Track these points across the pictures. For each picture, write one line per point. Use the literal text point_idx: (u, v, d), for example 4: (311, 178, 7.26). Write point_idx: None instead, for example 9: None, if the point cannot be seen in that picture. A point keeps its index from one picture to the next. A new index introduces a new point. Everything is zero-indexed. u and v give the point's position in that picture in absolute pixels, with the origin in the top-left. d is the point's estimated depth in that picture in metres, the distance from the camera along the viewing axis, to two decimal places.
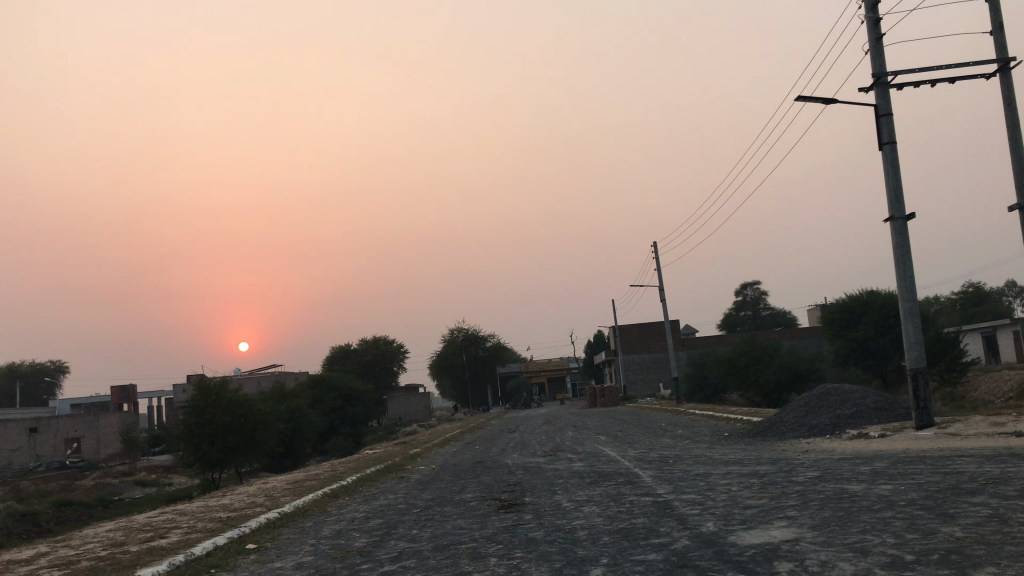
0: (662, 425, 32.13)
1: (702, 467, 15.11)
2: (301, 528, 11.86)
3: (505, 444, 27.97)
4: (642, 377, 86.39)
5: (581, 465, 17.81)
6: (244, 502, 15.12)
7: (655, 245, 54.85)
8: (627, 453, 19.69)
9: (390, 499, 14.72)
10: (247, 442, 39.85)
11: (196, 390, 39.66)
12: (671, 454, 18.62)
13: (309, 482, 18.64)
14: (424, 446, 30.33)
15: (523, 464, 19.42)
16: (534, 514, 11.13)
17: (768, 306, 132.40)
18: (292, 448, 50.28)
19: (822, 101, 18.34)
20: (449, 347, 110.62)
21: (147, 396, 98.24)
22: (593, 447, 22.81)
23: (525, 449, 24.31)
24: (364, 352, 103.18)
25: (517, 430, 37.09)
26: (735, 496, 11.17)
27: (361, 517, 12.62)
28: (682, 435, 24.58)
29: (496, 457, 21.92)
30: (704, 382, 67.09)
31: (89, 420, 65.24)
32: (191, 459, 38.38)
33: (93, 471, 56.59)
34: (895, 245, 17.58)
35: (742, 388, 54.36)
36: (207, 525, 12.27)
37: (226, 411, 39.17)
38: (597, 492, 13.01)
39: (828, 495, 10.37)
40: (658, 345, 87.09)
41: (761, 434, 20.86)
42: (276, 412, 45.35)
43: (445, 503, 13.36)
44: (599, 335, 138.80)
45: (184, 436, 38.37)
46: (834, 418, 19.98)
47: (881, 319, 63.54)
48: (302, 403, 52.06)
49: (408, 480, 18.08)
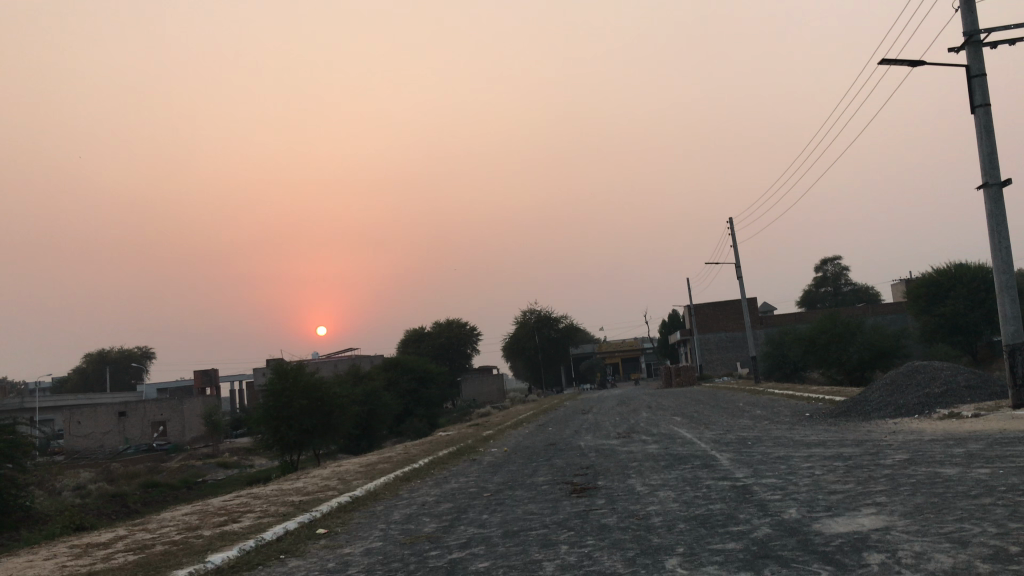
0: (741, 405, 31.34)
1: (783, 450, 14.51)
2: (371, 512, 11.79)
3: (577, 425, 27.66)
4: (718, 356, 84.87)
5: (656, 447, 17.37)
6: (318, 486, 15.20)
7: (731, 221, 53.50)
8: (704, 435, 19.15)
9: (461, 482, 14.59)
10: (324, 424, 40.51)
11: (274, 374, 40.50)
12: (749, 435, 18.06)
13: (381, 465, 18.69)
14: (497, 428, 30.32)
15: (596, 446, 19.08)
16: (606, 499, 10.80)
17: (849, 282, 128.43)
18: (368, 430, 51.01)
19: (908, 63, 17.34)
20: (523, 329, 110.69)
21: (229, 380, 101.32)
22: (668, 428, 22.32)
23: (598, 431, 23.97)
24: (437, 334, 104.04)
25: (591, 412, 36.71)
26: (818, 480, 10.62)
27: (432, 501, 12.50)
28: (760, 415, 23.87)
29: (569, 439, 21.63)
30: (783, 361, 65.43)
31: (174, 404, 67.73)
32: (271, 441, 39.25)
33: (180, 453, 58.53)
34: (989, 213, 16.55)
35: (822, 367, 52.71)
36: (280, 509, 12.34)
37: (303, 394, 39.87)
38: (673, 475, 12.59)
39: (920, 479, 9.75)
40: (735, 324, 85.35)
41: (846, 414, 20.03)
42: (351, 395, 45.99)
43: (516, 487, 13.13)
44: (674, 314, 136.98)
45: (263, 419, 39.21)
46: (924, 397, 19.04)
47: (971, 293, 60.85)
48: (377, 386, 52.71)
49: (480, 462, 17.97)
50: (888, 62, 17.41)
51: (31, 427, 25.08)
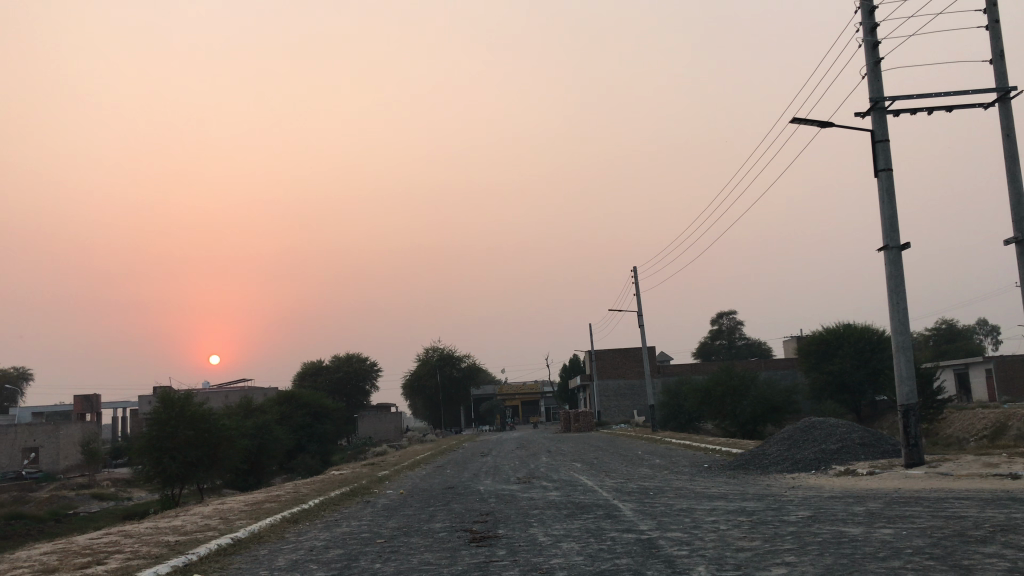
0: (640, 453, 31.33)
1: (686, 502, 14.30)
2: (253, 557, 10.89)
3: (476, 469, 26.99)
4: (616, 403, 85.64)
5: (557, 494, 16.96)
6: (197, 525, 14.12)
7: (636, 269, 54.14)
8: (605, 483, 18.86)
9: (354, 526, 13.78)
10: (210, 458, 38.58)
11: (159, 402, 38.43)
12: (651, 485, 17.87)
13: (268, 504, 17.59)
14: (392, 469, 29.36)
15: (495, 491, 18.55)
16: (508, 550, 10.25)
17: (743, 336, 132.47)
18: (257, 465, 48.93)
19: (817, 124, 17.81)
20: (424, 367, 109.33)
21: (111, 407, 96.19)
22: (569, 475, 21.99)
23: (497, 475, 23.37)
24: (336, 368, 101.60)
25: (490, 455, 36.11)
26: (725, 536, 10.37)
27: (320, 546, 11.70)
28: (660, 464, 23.84)
29: (468, 483, 20.98)
30: (679, 411, 66.44)
31: (48, 430, 62.93)
32: (151, 474, 37.06)
33: (49, 483, 54.79)
34: (888, 274, 17.03)
35: (717, 419, 53.62)
36: (152, 551, 11.29)
37: (189, 425, 37.93)
38: (576, 525, 12.16)
39: (826, 538, 9.60)
40: (634, 371, 86.51)
41: (744, 467, 20.13)
42: (241, 427, 44.05)
43: (412, 533, 12.45)
44: (575, 359, 138.05)
45: (145, 449, 36.99)
46: (819, 453, 19.32)
47: (857, 352, 63.40)
48: (269, 419, 50.76)
49: (374, 505, 17.14)
50: (798, 121, 17.83)
51: None
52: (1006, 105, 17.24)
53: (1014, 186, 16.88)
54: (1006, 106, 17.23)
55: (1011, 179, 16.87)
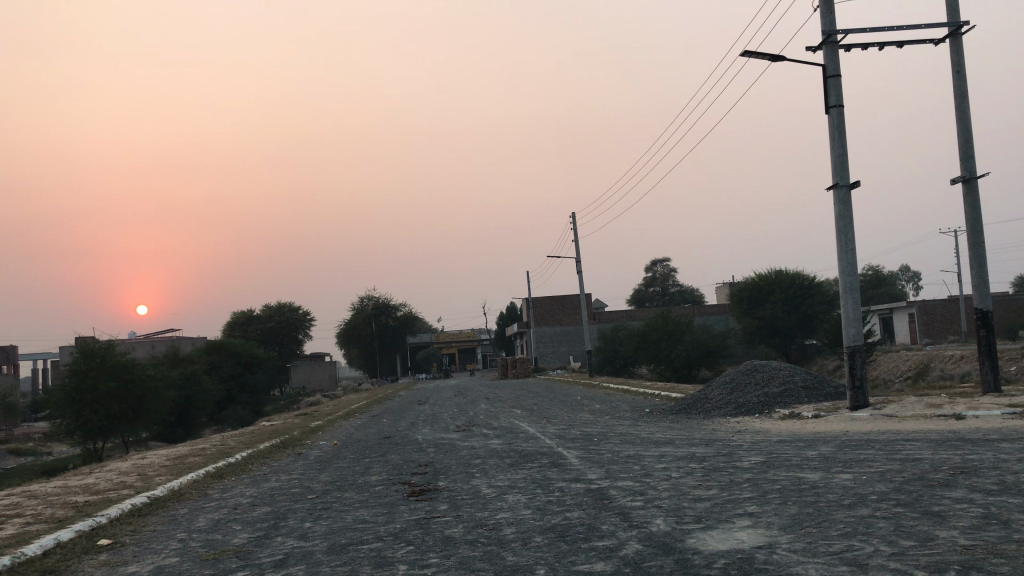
0: (578, 398, 30.97)
1: (633, 448, 13.79)
2: (171, 518, 9.93)
3: (413, 418, 26.28)
4: (552, 349, 85.86)
5: (499, 442, 16.33)
6: (111, 483, 12.98)
7: (574, 215, 53.50)
8: (547, 430, 18.34)
9: (283, 481, 12.90)
10: (135, 410, 37.08)
11: (78, 352, 36.61)
12: (595, 431, 17.35)
13: (193, 458, 16.54)
14: (326, 418, 28.46)
15: (434, 440, 17.83)
16: (450, 505, 9.53)
17: (676, 284, 133.98)
18: (185, 417, 47.38)
19: (768, 58, 17.15)
20: (359, 315, 107.69)
21: (31, 359, 92.51)
22: (510, 422, 21.41)
23: (435, 424, 22.64)
24: (268, 318, 99.33)
25: (427, 402, 35.57)
26: (678, 485, 9.82)
27: (246, 504, 10.80)
28: (601, 409, 23.45)
29: (405, 432, 20.23)
30: (614, 356, 66.78)
31: None
32: (71, 428, 35.40)
33: None
34: (837, 214, 16.67)
35: (653, 363, 53.81)
36: (56, 513, 10.21)
37: (111, 376, 36.27)
38: (520, 475, 11.53)
39: (786, 486, 9.13)
40: (570, 318, 86.66)
41: (687, 412, 19.82)
42: (168, 378, 42.45)
43: (346, 488, 11.61)
44: (511, 307, 137.86)
45: (63, 403, 35.26)
46: (762, 396, 19.12)
47: (788, 298, 64.37)
48: (198, 370, 49.14)
49: (306, 458, 16.26)
50: (749, 55, 17.14)
51: None
52: (957, 41, 16.84)
53: (964, 125, 16.62)
54: (957, 43, 16.83)
55: (962, 118, 16.59)
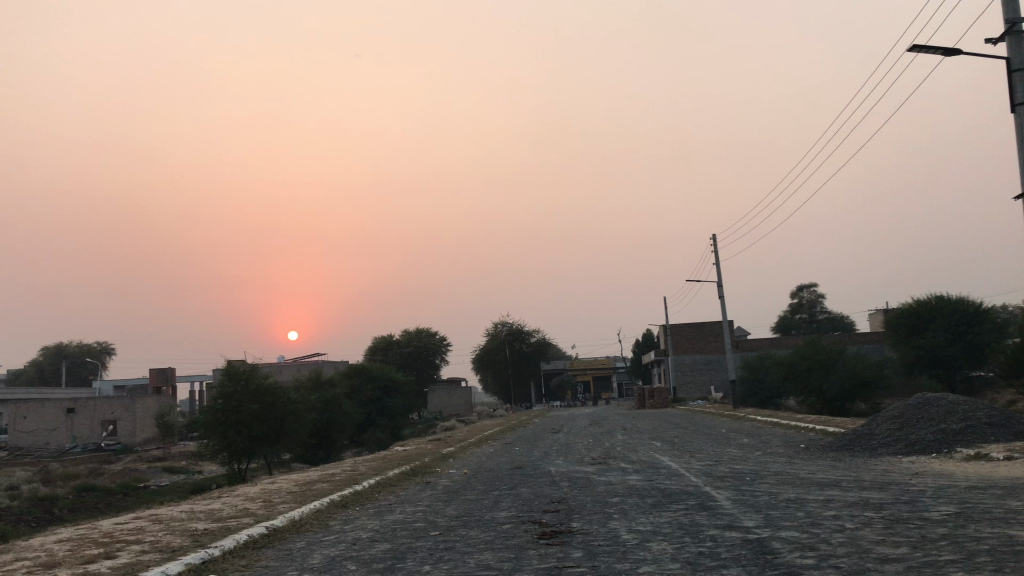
0: (724, 431, 29.08)
1: (793, 490, 12.19)
2: (285, 553, 9.22)
3: (546, 447, 25.25)
4: (692, 379, 82.93)
5: (639, 478, 15.04)
6: (234, 509, 12.53)
7: (716, 237, 50.93)
8: (692, 465, 16.86)
9: (408, 514, 12.10)
10: (276, 431, 37.87)
11: (224, 375, 37.67)
12: (746, 468, 15.78)
13: (320, 485, 16.04)
14: (459, 445, 27.86)
15: (568, 473, 16.69)
16: (585, 552, 8.37)
17: (825, 310, 127.43)
18: (325, 439, 48.23)
19: (940, 51, 15.25)
20: (493, 342, 107.92)
21: (188, 381, 97.53)
22: (649, 455, 20.02)
23: (570, 454, 21.49)
24: (406, 343, 101.21)
25: (562, 431, 34.49)
26: (857, 538, 8.28)
27: (366, 539, 10.02)
28: (750, 444, 21.66)
29: (537, 463, 19.22)
30: (760, 386, 63.45)
31: (125, 403, 63.90)
32: (218, 449, 36.42)
33: (127, 455, 55.58)
34: None
35: (802, 395, 50.51)
36: (174, 542, 9.68)
37: (254, 399, 37.12)
38: (665, 518, 10.24)
39: (998, 546, 7.45)
40: (711, 346, 83.56)
41: (849, 449, 17.84)
42: (309, 401, 43.28)
43: (472, 525, 10.65)
44: (648, 334, 134.94)
45: (210, 424, 36.35)
46: (939, 433, 16.91)
47: (951, 326, 59.30)
48: (338, 393, 49.93)
49: (434, 487, 15.49)
50: (918, 50, 15.29)
51: None
52: None
53: None
54: None
55: None
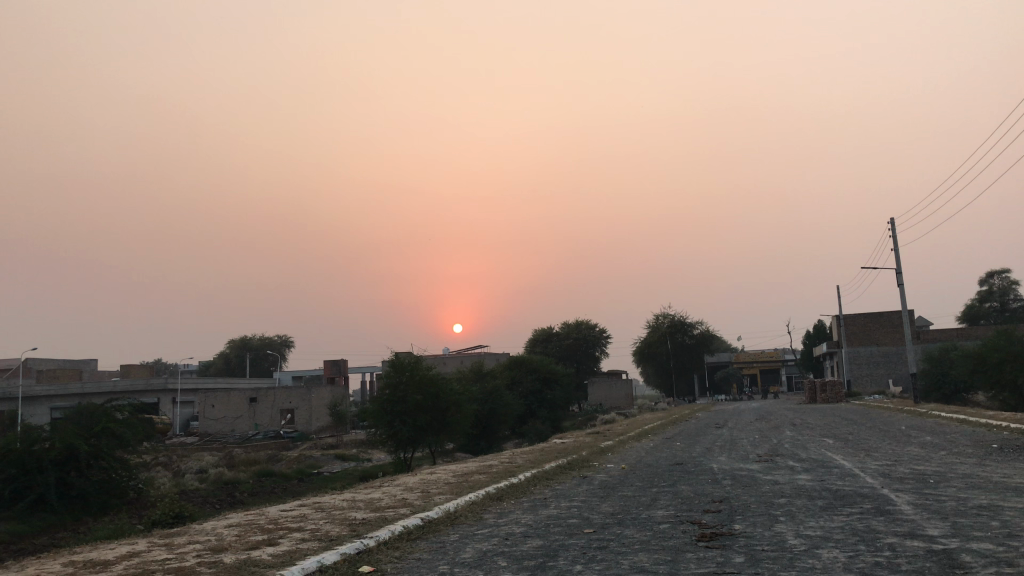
0: (905, 428, 27.08)
1: (985, 495, 11.02)
2: (439, 545, 9.23)
3: (709, 442, 24.41)
4: (868, 372, 78.30)
5: (809, 478, 14.13)
6: (393, 500, 12.78)
7: (894, 221, 48.03)
8: (868, 465, 15.69)
9: (562, 509, 11.89)
10: (440, 421, 38.83)
11: (391, 366, 39.00)
12: (930, 469, 14.49)
13: (477, 476, 16.12)
14: (618, 439, 27.42)
15: (731, 471, 15.96)
16: (746, 557, 7.83)
17: (1019, 298, 116.82)
18: (487, 430, 49.05)
19: None
20: (654, 333, 106.34)
21: (360, 371, 102.12)
22: (821, 453, 18.85)
23: (733, 451, 20.64)
24: (566, 335, 101.47)
25: (726, 426, 33.38)
26: None
27: (519, 534, 9.89)
28: (934, 443, 19.98)
29: (699, 459, 18.54)
30: (944, 380, 58.91)
31: (302, 393, 67.63)
32: (385, 438, 37.74)
33: (304, 442, 58.82)
34: None
35: (994, 390, 46.36)
36: (334, 530, 9.93)
37: (418, 389, 38.21)
38: (837, 523, 9.48)
39: None
40: (889, 338, 78.51)
41: None
42: (471, 392, 44.12)
43: (627, 523, 10.29)
44: (818, 324, 128.70)
45: (378, 413, 37.72)
46: None
47: None
48: (499, 385, 50.57)
49: (591, 482, 15.17)
50: None
51: (125, 427, 25.18)
52: None
53: None
54: None
55: None
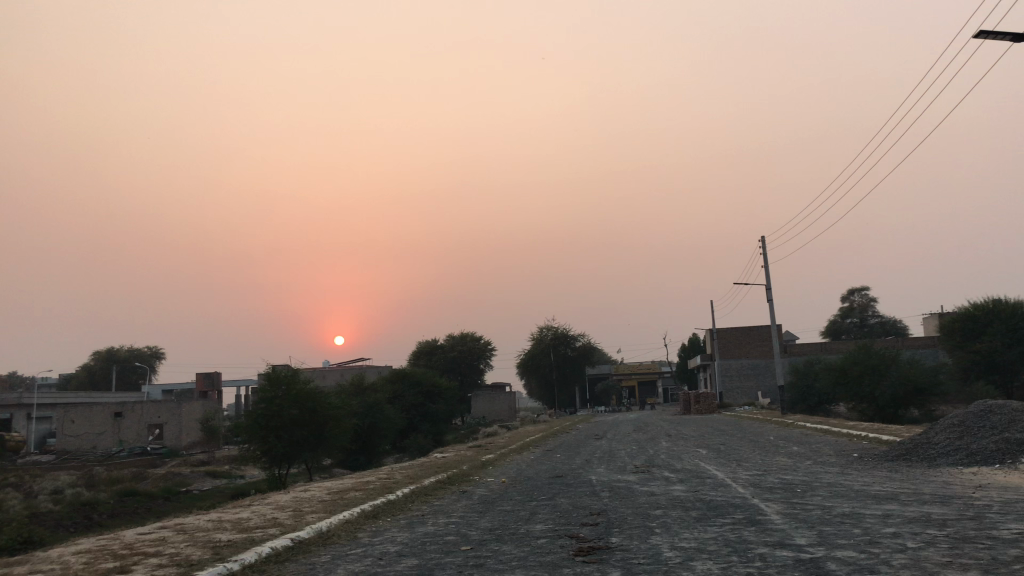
0: (773, 439, 28.16)
1: (847, 503, 11.44)
2: (308, 568, 8.79)
3: (588, 454, 24.62)
4: (739, 384, 81.46)
5: (683, 489, 14.38)
6: (262, 519, 12.18)
7: (764, 240, 50.98)
8: (738, 475, 16.12)
9: (439, 525, 11.62)
10: (317, 436, 37.74)
11: (266, 380, 37.66)
12: (796, 479, 14.99)
13: (352, 493, 15.63)
14: (499, 452, 27.29)
15: (609, 483, 16.08)
16: (624, 572, 7.79)
17: (876, 314, 124.50)
18: (367, 445, 48.08)
19: (1010, 36, 14.38)
20: (537, 346, 107.38)
21: (235, 385, 98.58)
22: (695, 464, 19.26)
23: (611, 462, 20.84)
24: (450, 348, 101.10)
25: (605, 437, 33.86)
26: (920, 559, 7.59)
27: (393, 553, 9.55)
28: (800, 452, 20.81)
29: (578, 471, 18.62)
30: (808, 392, 61.87)
31: (172, 407, 64.74)
32: (259, 454, 36.37)
33: (173, 459, 56.05)
34: None
35: (854, 401, 48.99)
36: (195, 554, 9.34)
37: (294, 404, 37.04)
38: (711, 534, 9.60)
39: None
40: (759, 351, 81.97)
41: (905, 459, 16.98)
42: (350, 406, 43.17)
43: (505, 539, 10.11)
44: (693, 338, 133.16)
45: (251, 429, 36.32)
46: (1001, 442, 15.94)
47: (1008, 330, 57.14)
48: (380, 398, 49.71)
49: (470, 497, 14.97)
50: (985, 35, 14.46)
51: None
52: None
53: None
54: None
55: None
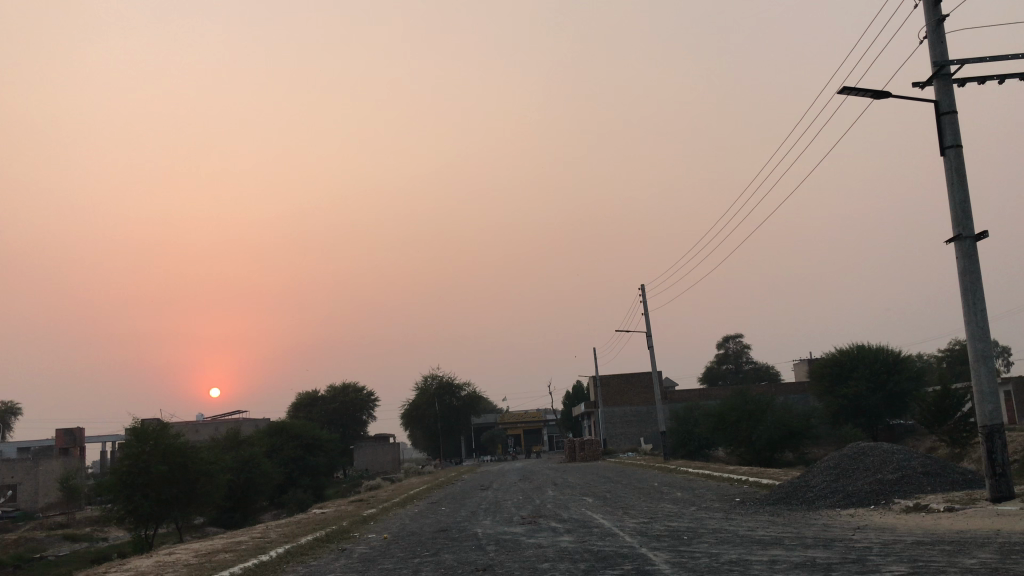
0: (657, 485, 28.37)
1: (733, 550, 11.39)
2: None
3: (474, 505, 24.06)
4: (622, 431, 82.47)
5: (571, 539, 14.09)
6: None
7: (644, 288, 52.40)
8: (626, 523, 15.98)
9: None
10: (187, 493, 35.59)
11: (132, 435, 35.29)
12: (682, 525, 14.98)
13: (221, 555, 14.59)
14: (381, 506, 26.38)
15: (495, 536, 15.61)
16: None
17: (750, 360, 129.41)
18: (243, 501, 45.79)
19: (870, 94, 15.18)
20: (422, 396, 105.88)
21: (99, 441, 92.62)
22: (582, 513, 19.04)
23: (498, 514, 20.36)
24: (332, 398, 98.44)
25: (491, 487, 33.34)
26: None
27: None
28: (685, 498, 20.96)
29: (463, 524, 18.08)
30: (689, 437, 63.14)
31: (27, 465, 60.12)
32: (122, 515, 33.94)
33: (26, 522, 51.71)
34: (962, 270, 14.71)
35: (732, 446, 50.25)
36: None
37: (163, 459, 34.82)
38: None
39: None
40: (640, 398, 83.38)
41: (785, 502, 17.28)
42: (224, 461, 41.06)
43: None
44: (577, 386, 134.43)
45: (114, 487, 33.90)
46: (875, 484, 16.46)
47: (872, 375, 60.23)
48: (257, 452, 47.57)
49: (350, 556, 14.20)
50: (848, 91, 15.23)
51: None
52: None
53: None
54: None
55: None
